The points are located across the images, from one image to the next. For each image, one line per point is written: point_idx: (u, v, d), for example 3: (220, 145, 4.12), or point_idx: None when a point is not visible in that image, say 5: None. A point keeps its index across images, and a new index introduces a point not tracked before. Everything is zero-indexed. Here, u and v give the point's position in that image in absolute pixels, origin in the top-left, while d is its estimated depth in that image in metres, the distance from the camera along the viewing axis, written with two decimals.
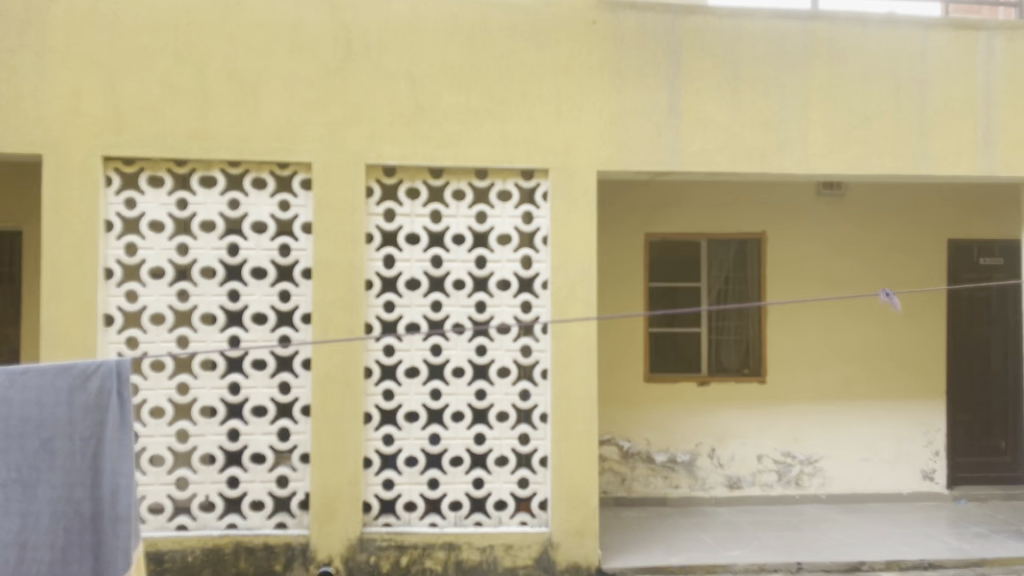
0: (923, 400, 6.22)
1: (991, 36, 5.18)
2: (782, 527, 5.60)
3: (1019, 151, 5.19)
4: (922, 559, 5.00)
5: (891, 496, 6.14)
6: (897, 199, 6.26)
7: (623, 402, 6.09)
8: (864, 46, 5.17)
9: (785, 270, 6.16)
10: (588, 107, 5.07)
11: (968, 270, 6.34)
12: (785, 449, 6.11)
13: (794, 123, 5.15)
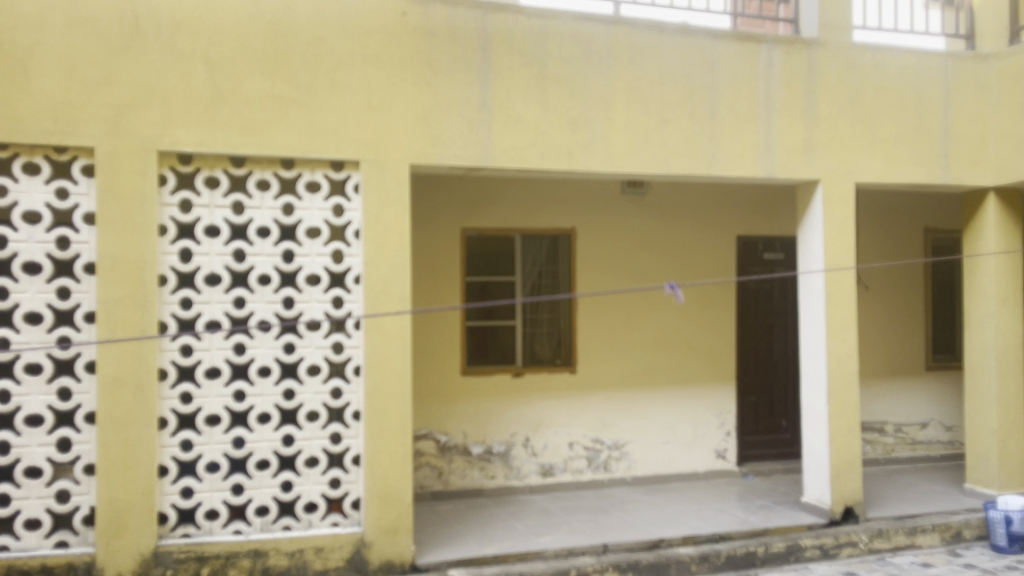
0: (717, 385, 6.70)
1: (771, 49, 5.63)
2: (590, 510, 5.83)
3: (796, 156, 5.67)
4: (713, 532, 5.39)
5: (689, 475, 6.58)
6: (693, 197, 6.68)
7: (439, 396, 6.09)
8: (661, 52, 5.48)
9: (594, 263, 6.42)
10: (399, 99, 5.00)
11: (754, 264, 6.89)
12: (594, 435, 6.37)
13: (599, 124, 5.37)
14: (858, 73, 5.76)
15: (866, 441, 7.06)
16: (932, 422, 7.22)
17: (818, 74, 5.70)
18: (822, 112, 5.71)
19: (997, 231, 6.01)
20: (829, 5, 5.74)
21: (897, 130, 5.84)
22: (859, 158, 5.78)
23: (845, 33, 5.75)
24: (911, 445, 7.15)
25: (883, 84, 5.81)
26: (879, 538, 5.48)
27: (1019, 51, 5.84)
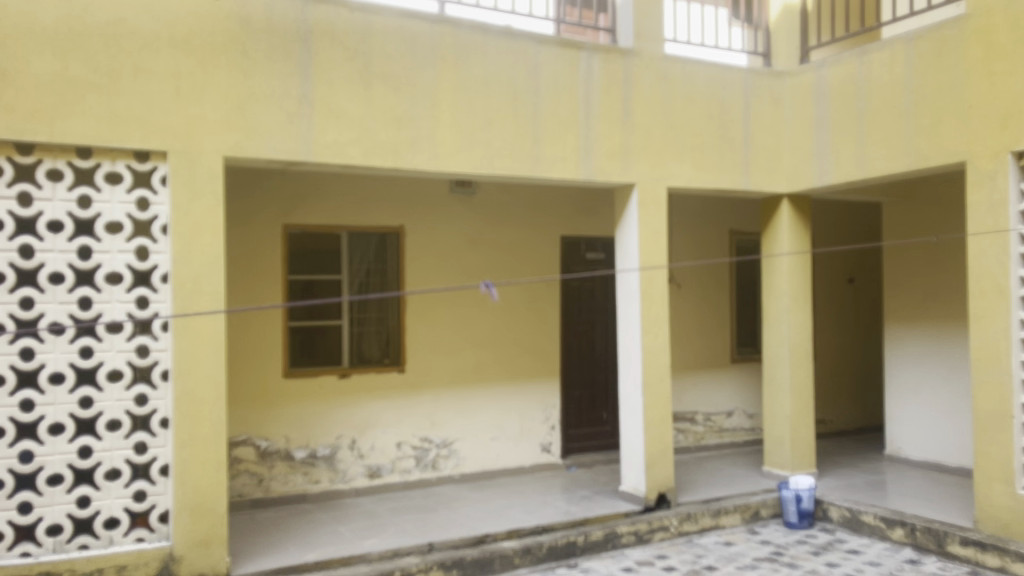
0: (543, 381, 6.89)
1: (590, 57, 5.85)
2: (418, 510, 5.81)
3: (614, 160, 5.93)
4: (537, 524, 5.53)
5: (515, 470, 6.71)
6: (520, 198, 6.83)
7: (259, 400, 5.85)
8: (485, 54, 5.54)
9: (422, 262, 6.41)
10: (211, 88, 4.75)
11: (577, 263, 7.15)
12: (422, 434, 6.36)
13: (424, 122, 5.35)
14: (669, 83, 6.11)
15: (679, 430, 7.50)
16: (737, 410, 7.78)
17: (634, 83, 5.98)
18: (638, 119, 6.00)
19: (790, 234, 6.57)
20: (643, 17, 6.03)
21: (705, 138, 6.25)
22: (671, 164, 6.13)
23: (658, 45, 6.08)
24: (719, 433, 7.68)
25: (692, 95, 6.19)
26: (688, 521, 5.84)
27: (808, 71, 6.42)
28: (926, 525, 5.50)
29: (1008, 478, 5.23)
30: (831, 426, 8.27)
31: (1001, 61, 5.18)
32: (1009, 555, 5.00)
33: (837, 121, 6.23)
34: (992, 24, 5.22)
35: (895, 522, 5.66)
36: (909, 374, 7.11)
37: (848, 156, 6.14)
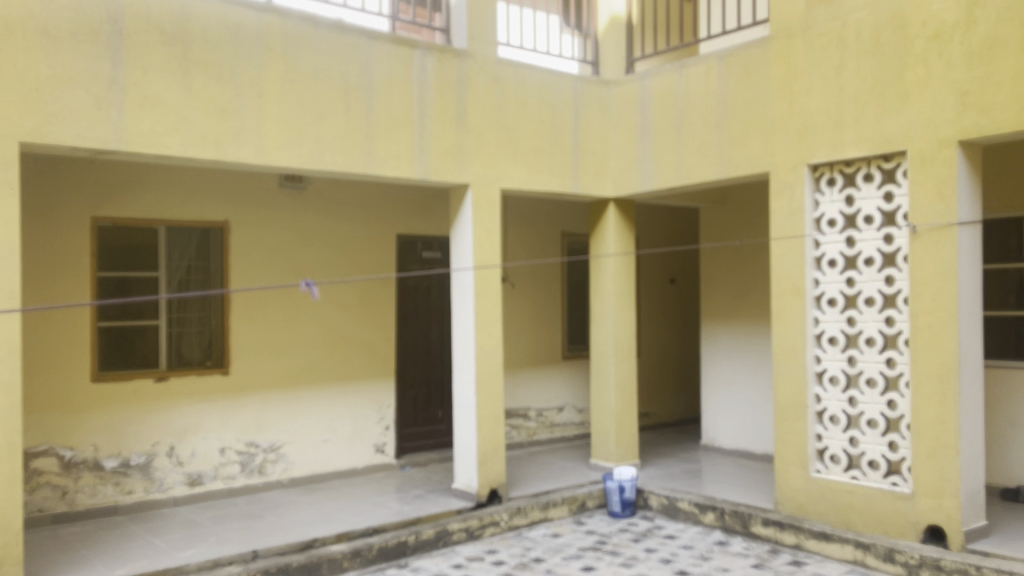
0: (377, 381, 6.82)
1: (423, 56, 5.84)
2: (242, 517, 5.59)
3: (448, 160, 5.96)
4: (368, 526, 5.46)
5: (347, 473, 6.61)
6: (353, 195, 6.72)
7: (64, 406, 5.41)
8: (315, 47, 5.40)
9: (249, 260, 6.17)
10: (7, 65, 4.33)
11: (413, 262, 7.13)
12: (248, 439, 6.12)
13: (249, 113, 5.14)
14: (502, 86, 6.22)
15: (512, 426, 7.66)
16: (567, 405, 8.06)
17: (467, 84, 6.04)
18: (472, 120, 6.07)
19: (617, 236, 6.87)
20: (477, 19, 6.11)
21: (537, 142, 6.41)
22: (504, 165, 6.24)
23: (491, 48, 6.17)
24: (550, 428, 7.91)
25: (524, 98, 6.34)
26: (518, 515, 5.96)
27: (632, 81, 6.75)
28: (733, 509, 5.94)
29: (803, 462, 5.81)
30: (654, 418, 8.73)
31: (799, 81, 5.77)
32: (803, 532, 5.56)
33: (658, 130, 6.59)
34: (792, 46, 5.80)
35: (707, 507, 6.07)
36: (721, 368, 7.64)
37: (668, 163, 6.52)
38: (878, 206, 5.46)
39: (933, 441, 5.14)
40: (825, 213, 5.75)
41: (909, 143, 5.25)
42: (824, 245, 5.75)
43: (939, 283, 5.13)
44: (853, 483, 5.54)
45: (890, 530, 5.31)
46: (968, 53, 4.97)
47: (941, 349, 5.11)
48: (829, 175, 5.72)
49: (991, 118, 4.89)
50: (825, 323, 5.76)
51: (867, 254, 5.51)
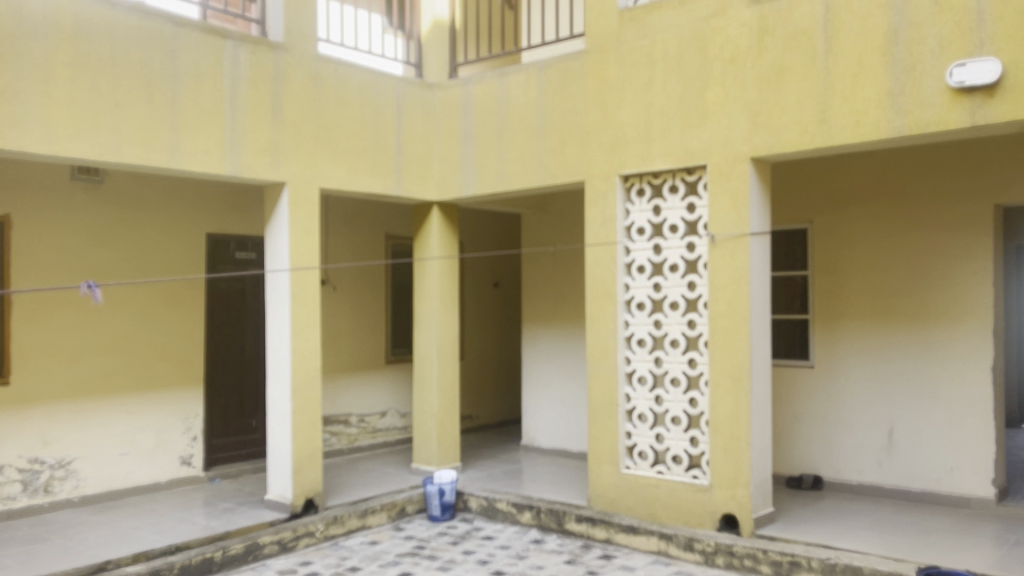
0: (183, 389, 6.45)
1: (236, 47, 5.58)
2: (23, 542, 5.06)
3: (262, 157, 5.71)
4: (169, 544, 5.11)
5: (149, 488, 6.18)
6: (157, 191, 6.32)
7: None
8: (113, 30, 5.01)
9: (34, 258, 5.62)
10: None
11: (224, 263, 6.80)
12: (32, 455, 5.57)
13: (33, 97, 4.66)
14: (321, 84, 6.06)
15: (331, 433, 7.46)
16: (390, 410, 7.97)
17: (283, 79, 5.83)
18: (288, 117, 5.87)
19: (440, 239, 6.88)
20: (293, 14, 5.92)
21: (357, 142, 6.30)
22: (324, 165, 6.08)
23: (308, 44, 5.99)
24: (372, 433, 7.79)
25: (344, 97, 6.21)
26: (334, 524, 5.80)
27: (455, 86, 6.79)
28: (549, 507, 6.11)
29: (614, 458, 6.07)
30: (477, 421, 8.83)
31: (612, 94, 6.04)
32: (612, 527, 5.81)
33: (480, 136, 6.67)
34: (606, 61, 6.06)
35: (524, 507, 6.20)
36: (541, 371, 7.84)
37: (489, 169, 6.61)
38: (682, 216, 5.81)
39: (728, 435, 5.53)
40: (635, 221, 6.05)
41: (709, 158, 5.63)
42: (633, 252, 6.04)
43: (734, 289, 5.53)
44: (659, 477, 5.85)
45: (690, 521, 5.66)
46: (759, 76, 5.40)
47: (735, 350, 5.51)
48: (639, 185, 6.02)
49: (778, 138, 5.34)
50: (633, 326, 6.06)
51: (672, 261, 5.85)
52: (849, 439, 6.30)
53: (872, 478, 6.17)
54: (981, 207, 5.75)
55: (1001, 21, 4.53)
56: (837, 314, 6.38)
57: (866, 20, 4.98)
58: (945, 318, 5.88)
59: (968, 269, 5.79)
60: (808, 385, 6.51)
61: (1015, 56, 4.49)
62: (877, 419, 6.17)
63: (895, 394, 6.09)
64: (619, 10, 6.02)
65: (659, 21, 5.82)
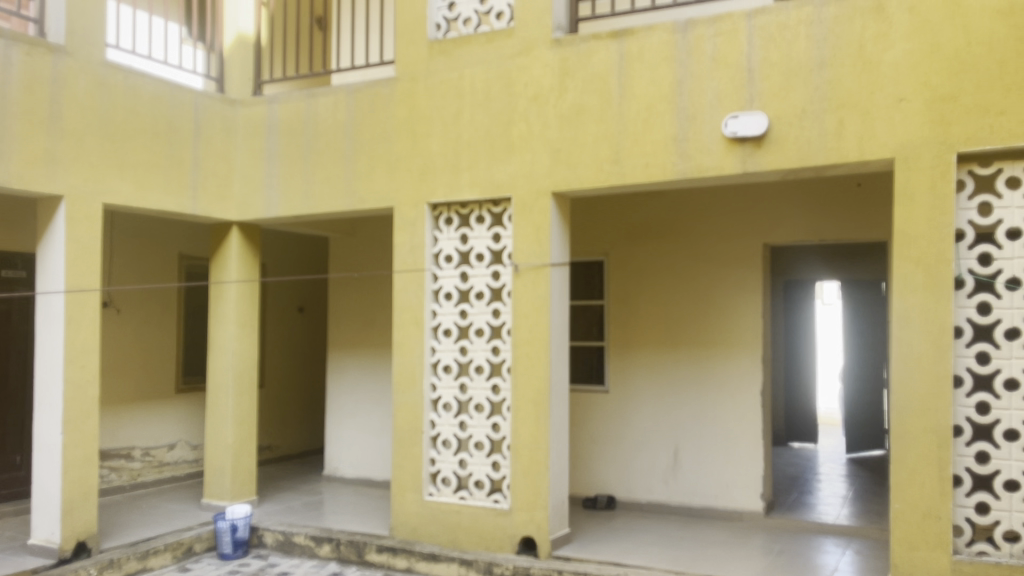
0: None
1: (7, 46, 5.06)
2: None
3: (35, 167, 5.21)
4: None
5: None
6: None
7: None
8: None
9: None
10: None
11: None
12: None
13: None
14: (108, 92, 5.64)
15: (111, 469, 6.94)
16: (179, 442, 7.53)
17: (63, 84, 5.37)
18: (68, 125, 5.41)
19: (238, 261, 6.60)
20: (78, 15, 5.49)
21: (147, 156, 5.92)
22: (108, 178, 5.64)
23: (94, 49, 5.57)
24: (158, 468, 7.31)
25: (134, 107, 5.82)
26: (109, 569, 5.30)
27: (259, 103, 6.57)
28: (349, 539, 5.97)
29: (417, 486, 6.04)
30: (275, 451, 8.48)
31: (422, 122, 6.10)
32: (414, 555, 5.77)
33: (284, 156, 6.49)
34: (415, 90, 6.12)
35: (323, 539, 6.02)
36: (347, 399, 7.68)
37: (295, 190, 6.44)
38: (488, 245, 5.95)
39: (528, 459, 5.68)
40: (443, 249, 6.12)
41: (513, 190, 5.82)
42: (441, 279, 6.10)
43: (535, 317, 5.72)
44: (461, 503, 5.89)
45: (490, 545, 5.74)
46: (560, 115, 5.68)
47: (536, 377, 5.69)
48: (447, 214, 6.10)
49: (577, 174, 5.63)
50: (440, 353, 6.09)
51: (478, 288, 5.96)
52: (639, 459, 6.68)
53: (659, 496, 6.58)
54: (751, 246, 6.37)
55: (767, 80, 5.08)
56: (630, 342, 6.77)
57: (655, 71, 5.39)
58: (722, 346, 6.42)
59: (741, 302, 6.38)
60: (603, 409, 6.85)
61: (778, 112, 5.05)
62: (663, 441, 6.60)
63: (679, 416, 6.55)
64: (429, 41, 6.11)
65: (467, 55, 5.97)
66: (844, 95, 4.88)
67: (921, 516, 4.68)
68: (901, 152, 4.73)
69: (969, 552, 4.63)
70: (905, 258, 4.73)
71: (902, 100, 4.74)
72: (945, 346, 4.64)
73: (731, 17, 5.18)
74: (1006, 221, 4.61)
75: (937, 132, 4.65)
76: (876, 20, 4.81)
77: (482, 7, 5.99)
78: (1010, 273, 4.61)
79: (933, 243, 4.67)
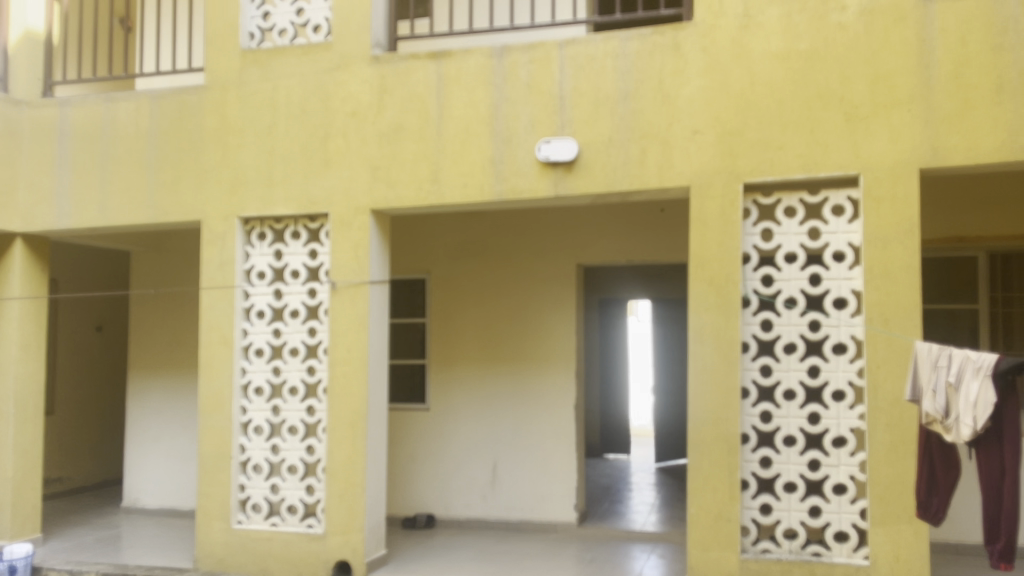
0: None
1: None
2: None
3: None
4: None
5: None
6: None
7: None
8: None
9: None
10: None
11: None
12: None
13: None
14: None
15: None
16: None
17: None
18: None
19: (21, 277, 6.10)
20: None
21: None
22: None
23: None
24: None
25: None
26: None
27: (49, 105, 6.13)
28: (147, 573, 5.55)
29: (224, 514, 5.75)
30: (66, 483, 7.88)
31: (233, 133, 5.88)
32: None
33: (77, 163, 6.07)
34: (226, 99, 5.89)
35: None
36: (152, 423, 7.22)
37: (90, 201, 6.03)
38: (303, 261, 5.81)
39: (344, 480, 5.56)
40: (255, 265, 5.90)
41: (330, 206, 5.72)
42: (253, 296, 5.88)
43: (352, 335, 5.62)
44: (272, 530, 5.67)
45: (303, 571, 5.56)
46: (378, 132, 5.65)
47: (352, 397, 5.59)
48: (260, 229, 5.90)
49: (395, 192, 5.62)
50: (251, 373, 5.86)
51: (293, 306, 5.80)
52: (458, 476, 6.73)
53: (478, 512, 6.65)
54: (566, 266, 6.62)
55: (577, 108, 5.32)
56: (450, 360, 6.81)
57: (471, 93, 5.50)
58: (539, 363, 6.61)
59: (556, 320, 6.60)
60: (423, 427, 6.84)
61: (587, 138, 5.29)
62: (482, 457, 6.69)
63: (498, 432, 6.66)
64: (241, 50, 5.91)
65: (282, 67, 5.82)
66: (646, 125, 5.20)
67: (714, 519, 5.02)
68: (696, 181, 5.10)
69: (755, 550, 5.00)
70: (700, 278, 5.09)
71: (696, 132, 5.11)
72: (734, 360, 5.03)
73: (544, 46, 5.39)
74: (784, 245, 5.06)
75: (727, 163, 5.05)
76: (673, 57, 5.17)
77: (298, 19, 5.89)
78: (788, 293, 5.05)
79: (723, 265, 5.06)
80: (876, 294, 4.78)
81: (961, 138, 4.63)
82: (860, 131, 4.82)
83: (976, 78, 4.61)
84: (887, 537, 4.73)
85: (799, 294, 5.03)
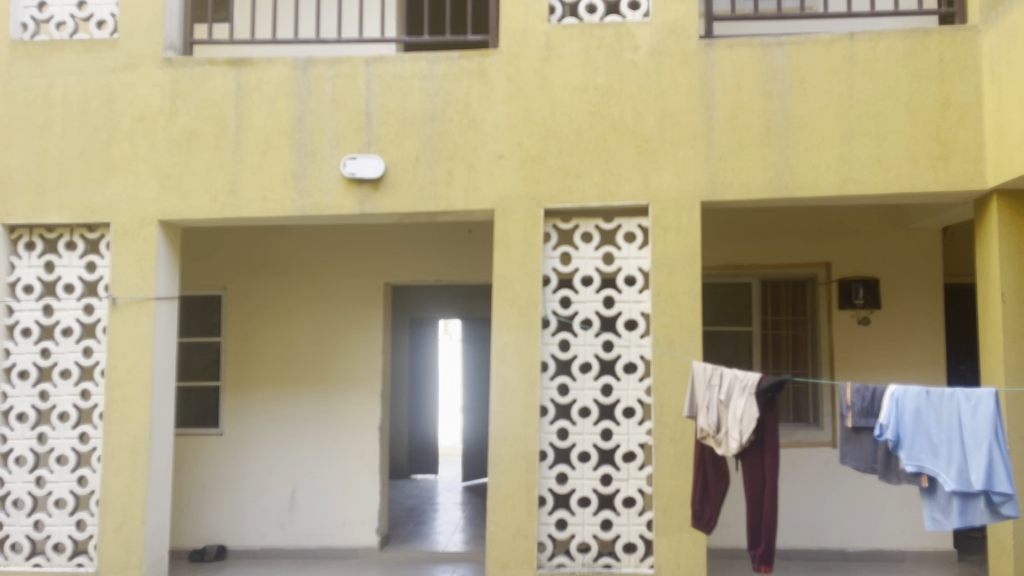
0: None
1: None
2: None
3: None
4: None
5: None
6: None
7: None
8: None
9: None
10: None
11: None
12: None
13: None
14: None
15: None
16: None
17: None
18: None
19: None
20: None
21: None
22: None
23: None
24: None
25: None
26: None
27: None
28: None
29: None
30: None
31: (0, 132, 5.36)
32: None
33: None
34: None
35: None
36: None
37: None
38: (79, 274, 5.34)
39: (121, 514, 5.11)
40: (21, 278, 5.36)
41: (112, 216, 5.29)
42: (17, 313, 5.32)
43: (135, 355, 5.20)
44: (35, 572, 5.12)
45: None
46: (169, 139, 5.30)
47: (132, 422, 5.16)
48: (28, 238, 5.38)
49: (188, 204, 5.28)
50: (13, 399, 5.27)
51: (65, 324, 5.29)
52: (254, 503, 6.41)
53: (274, 540, 6.37)
54: (372, 285, 6.53)
55: (383, 126, 5.27)
56: (247, 381, 6.49)
57: (273, 103, 5.30)
58: (342, 383, 6.45)
59: (361, 339, 6.48)
60: (216, 453, 6.46)
61: (393, 157, 5.26)
62: (280, 483, 6.41)
63: (297, 456, 6.42)
64: (11, 41, 5.39)
65: (60, 62, 5.34)
66: (451, 147, 5.25)
67: (512, 537, 5.10)
68: (500, 204, 5.20)
69: (550, 565, 5.12)
70: (503, 299, 5.19)
71: (501, 157, 5.22)
72: (533, 379, 5.15)
73: (350, 61, 5.31)
74: (581, 269, 5.26)
75: (529, 188, 5.20)
76: (479, 82, 5.26)
77: (80, 13, 5.46)
78: (584, 314, 5.25)
79: (525, 286, 5.18)
80: (662, 317, 5.07)
81: (736, 175, 5.05)
82: (650, 164, 5.13)
83: (749, 121, 5.05)
84: (670, 547, 5.00)
85: (595, 316, 5.24)
